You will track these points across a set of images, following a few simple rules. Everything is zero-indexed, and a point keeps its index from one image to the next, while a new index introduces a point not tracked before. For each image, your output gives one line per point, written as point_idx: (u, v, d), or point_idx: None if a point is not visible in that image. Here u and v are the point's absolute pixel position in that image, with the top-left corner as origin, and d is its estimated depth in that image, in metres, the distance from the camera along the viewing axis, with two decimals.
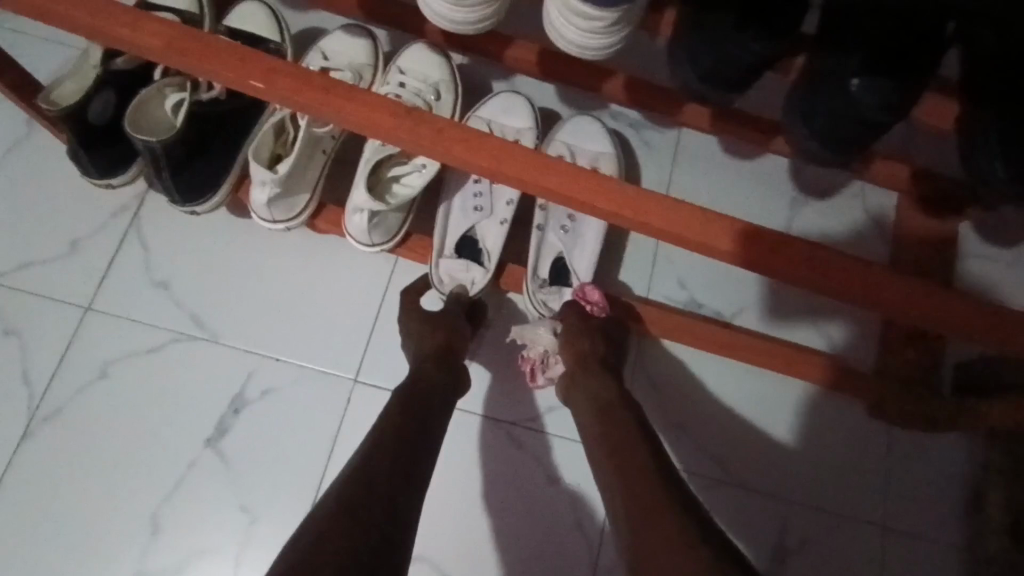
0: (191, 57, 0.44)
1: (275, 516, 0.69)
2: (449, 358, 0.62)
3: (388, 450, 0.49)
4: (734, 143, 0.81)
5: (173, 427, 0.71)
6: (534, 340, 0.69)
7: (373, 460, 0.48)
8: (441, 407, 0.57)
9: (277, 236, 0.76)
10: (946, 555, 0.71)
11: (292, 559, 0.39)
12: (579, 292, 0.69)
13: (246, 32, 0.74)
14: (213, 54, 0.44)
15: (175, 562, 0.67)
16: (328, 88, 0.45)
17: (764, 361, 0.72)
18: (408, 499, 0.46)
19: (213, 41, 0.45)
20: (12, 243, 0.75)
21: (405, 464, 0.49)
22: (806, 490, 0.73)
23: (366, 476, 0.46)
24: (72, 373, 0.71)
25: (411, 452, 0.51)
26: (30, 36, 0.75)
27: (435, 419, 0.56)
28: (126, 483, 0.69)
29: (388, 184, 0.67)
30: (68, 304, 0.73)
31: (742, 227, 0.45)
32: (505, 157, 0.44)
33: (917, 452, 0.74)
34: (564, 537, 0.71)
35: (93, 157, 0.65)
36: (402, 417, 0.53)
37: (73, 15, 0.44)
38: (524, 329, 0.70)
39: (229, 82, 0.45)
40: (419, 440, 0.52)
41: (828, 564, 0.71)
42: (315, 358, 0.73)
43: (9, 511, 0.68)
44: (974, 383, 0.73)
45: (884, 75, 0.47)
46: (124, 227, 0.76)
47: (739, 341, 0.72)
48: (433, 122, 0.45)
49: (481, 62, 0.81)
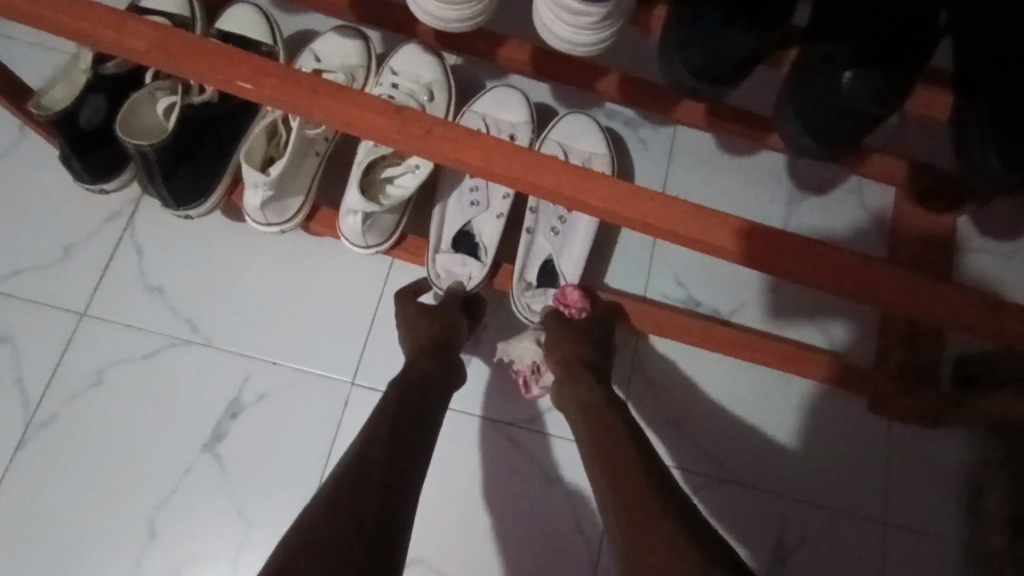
0: (178, 58, 0.44)
1: (272, 521, 0.68)
2: (442, 353, 0.61)
3: (382, 442, 0.49)
4: (729, 139, 0.81)
5: (169, 433, 0.70)
6: (521, 354, 0.71)
7: (369, 455, 0.47)
8: (435, 399, 0.57)
9: (271, 239, 0.75)
10: (949, 550, 0.71)
11: (286, 557, 0.39)
12: (557, 297, 0.69)
13: (237, 35, 0.74)
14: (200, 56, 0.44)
15: (172, 568, 0.67)
16: (316, 88, 0.45)
17: (762, 358, 0.72)
18: (403, 494, 0.46)
19: (200, 43, 0.45)
20: (5, 249, 0.74)
21: (399, 458, 0.48)
22: (808, 487, 0.73)
23: (361, 470, 0.46)
24: (67, 379, 0.71)
25: (405, 446, 0.50)
26: (21, 42, 0.74)
27: (430, 413, 0.55)
28: (122, 489, 0.69)
29: (380, 186, 0.66)
30: (63, 311, 0.73)
31: (737, 224, 0.44)
32: (495, 155, 0.44)
33: (918, 447, 0.73)
34: (563, 538, 0.70)
35: (84, 160, 0.64)
36: (397, 411, 0.53)
37: (58, 18, 0.43)
38: (510, 346, 0.71)
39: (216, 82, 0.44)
40: (413, 434, 0.51)
41: (830, 560, 0.70)
42: (311, 361, 0.72)
43: (4, 519, 0.68)
44: (974, 377, 0.72)
45: (875, 67, 0.46)
46: (118, 232, 0.75)
47: (735, 339, 0.71)
48: (422, 121, 0.45)
49: (475, 61, 0.81)
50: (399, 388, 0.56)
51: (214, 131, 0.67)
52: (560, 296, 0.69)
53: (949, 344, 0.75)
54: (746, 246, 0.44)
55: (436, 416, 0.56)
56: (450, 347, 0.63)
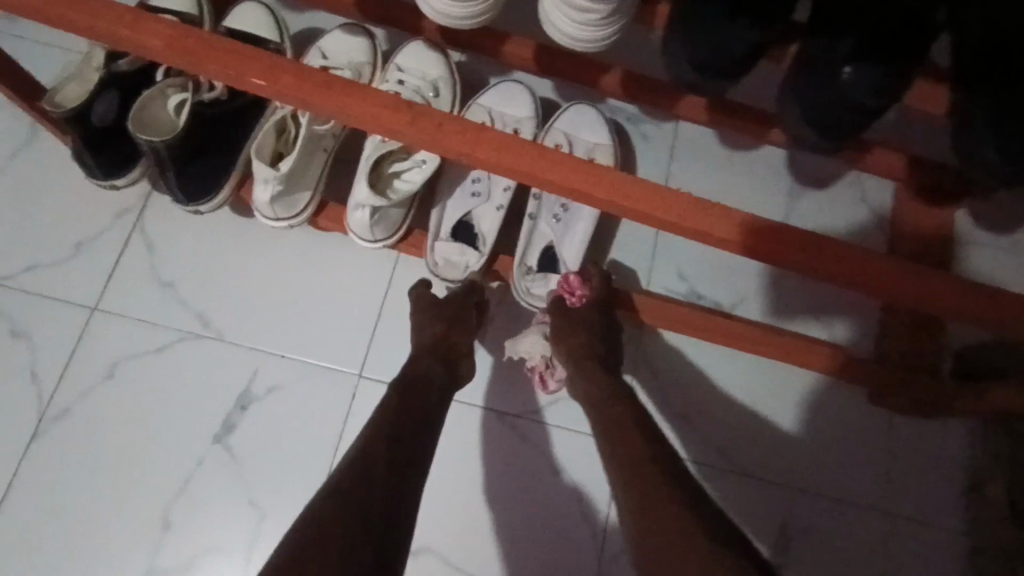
0: (191, 55, 0.45)
1: (284, 511, 0.70)
2: (448, 348, 0.63)
3: (387, 437, 0.50)
4: (731, 134, 0.82)
5: (181, 424, 0.71)
6: (530, 352, 0.70)
7: (373, 447, 0.49)
8: (439, 393, 0.58)
9: (280, 234, 0.76)
10: (949, 538, 0.72)
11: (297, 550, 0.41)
12: (562, 284, 0.68)
13: (245, 32, 0.75)
14: (212, 53, 0.45)
15: (186, 556, 0.68)
16: (327, 83, 0.46)
17: (770, 351, 0.73)
18: (408, 488, 0.48)
19: (212, 40, 0.46)
20: (19, 245, 0.76)
21: (405, 453, 0.50)
22: (810, 477, 0.74)
23: (364, 464, 0.47)
24: (81, 373, 0.72)
25: (409, 438, 0.51)
26: (31, 40, 0.75)
27: (435, 408, 0.56)
28: (136, 480, 0.70)
29: (384, 176, 0.67)
30: (75, 305, 0.74)
31: (742, 218, 0.45)
32: (503, 150, 0.45)
33: (918, 437, 0.74)
34: (569, 527, 0.72)
35: (96, 155, 0.65)
36: (400, 406, 0.54)
37: (79, 20, 0.45)
38: (519, 344, 0.71)
39: (228, 78, 0.45)
40: (418, 428, 0.53)
41: (831, 548, 0.72)
42: (321, 354, 0.74)
43: (20, 509, 0.69)
44: (974, 368, 0.73)
45: (876, 62, 0.47)
46: (129, 228, 0.76)
47: (745, 333, 0.72)
48: (432, 116, 0.46)
49: (480, 58, 0.82)
50: (404, 382, 0.57)
51: (223, 128, 0.68)
52: (564, 283, 0.68)
53: (949, 337, 0.76)
54: (746, 235, 0.45)
55: (441, 410, 0.57)
56: (460, 343, 0.64)
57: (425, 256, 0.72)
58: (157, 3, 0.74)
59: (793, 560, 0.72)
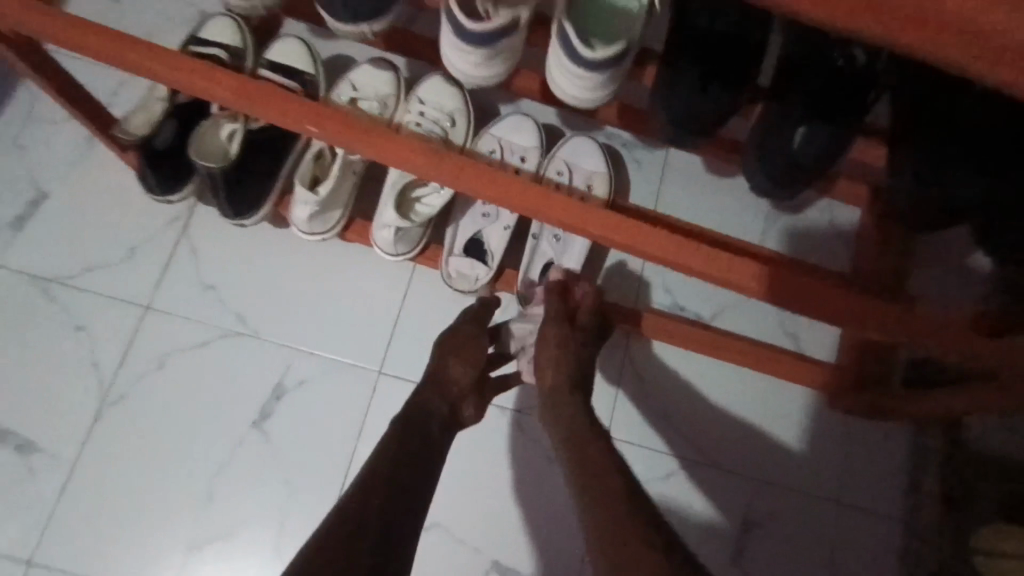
0: (253, 101, 0.54)
1: (313, 488, 0.80)
2: (448, 386, 0.66)
3: (388, 472, 0.55)
4: (715, 162, 0.91)
5: (223, 410, 0.81)
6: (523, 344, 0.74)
7: (368, 493, 0.52)
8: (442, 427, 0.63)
9: (311, 244, 0.86)
10: (893, 526, 0.82)
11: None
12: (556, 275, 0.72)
13: (284, 64, 0.84)
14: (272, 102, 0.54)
15: (227, 526, 0.78)
16: (367, 130, 0.55)
17: (750, 360, 0.81)
18: (403, 529, 0.51)
19: (270, 89, 0.55)
20: (79, 248, 0.85)
21: (404, 484, 0.55)
22: (773, 470, 0.84)
23: (365, 493, 0.52)
24: (135, 363, 0.82)
25: (409, 476, 0.56)
26: (92, 66, 0.84)
27: (432, 446, 0.60)
28: (183, 459, 0.80)
29: (407, 202, 0.76)
30: (130, 303, 0.84)
31: (764, 270, 0.54)
32: (520, 192, 0.55)
33: (871, 437, 0.85)
34: (560, 509, 0.82)
35: (158, 176, 0.75)
36: (399, 442, 0.58)
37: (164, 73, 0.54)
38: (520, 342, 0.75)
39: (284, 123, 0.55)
40: (417, 461, 0.57)
41: (789, 532, 0.82)
42: (345, 352, 0.84)
43: (80, 482, 0.78)
44: (921, 378, 0.83)
45: (824, 125, 0.57)
46: (177, 236, 0.86)
47: (731, 343, 0.80)
48: (458, 161, 0.55)
49: (491, 88, 0.91)
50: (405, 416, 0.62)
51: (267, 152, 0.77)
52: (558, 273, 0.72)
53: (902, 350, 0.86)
54: (767, 282, 0.54)
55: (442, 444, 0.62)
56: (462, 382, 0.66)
57: (440, 268, 0.81)
58: (206, 35, 0.83)
59: (756, 542, 0.82)
